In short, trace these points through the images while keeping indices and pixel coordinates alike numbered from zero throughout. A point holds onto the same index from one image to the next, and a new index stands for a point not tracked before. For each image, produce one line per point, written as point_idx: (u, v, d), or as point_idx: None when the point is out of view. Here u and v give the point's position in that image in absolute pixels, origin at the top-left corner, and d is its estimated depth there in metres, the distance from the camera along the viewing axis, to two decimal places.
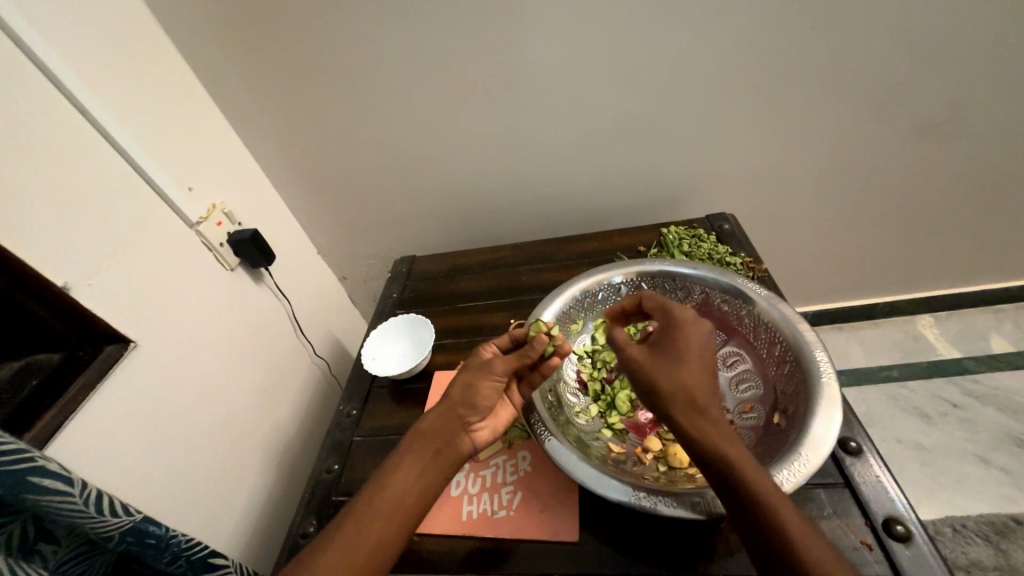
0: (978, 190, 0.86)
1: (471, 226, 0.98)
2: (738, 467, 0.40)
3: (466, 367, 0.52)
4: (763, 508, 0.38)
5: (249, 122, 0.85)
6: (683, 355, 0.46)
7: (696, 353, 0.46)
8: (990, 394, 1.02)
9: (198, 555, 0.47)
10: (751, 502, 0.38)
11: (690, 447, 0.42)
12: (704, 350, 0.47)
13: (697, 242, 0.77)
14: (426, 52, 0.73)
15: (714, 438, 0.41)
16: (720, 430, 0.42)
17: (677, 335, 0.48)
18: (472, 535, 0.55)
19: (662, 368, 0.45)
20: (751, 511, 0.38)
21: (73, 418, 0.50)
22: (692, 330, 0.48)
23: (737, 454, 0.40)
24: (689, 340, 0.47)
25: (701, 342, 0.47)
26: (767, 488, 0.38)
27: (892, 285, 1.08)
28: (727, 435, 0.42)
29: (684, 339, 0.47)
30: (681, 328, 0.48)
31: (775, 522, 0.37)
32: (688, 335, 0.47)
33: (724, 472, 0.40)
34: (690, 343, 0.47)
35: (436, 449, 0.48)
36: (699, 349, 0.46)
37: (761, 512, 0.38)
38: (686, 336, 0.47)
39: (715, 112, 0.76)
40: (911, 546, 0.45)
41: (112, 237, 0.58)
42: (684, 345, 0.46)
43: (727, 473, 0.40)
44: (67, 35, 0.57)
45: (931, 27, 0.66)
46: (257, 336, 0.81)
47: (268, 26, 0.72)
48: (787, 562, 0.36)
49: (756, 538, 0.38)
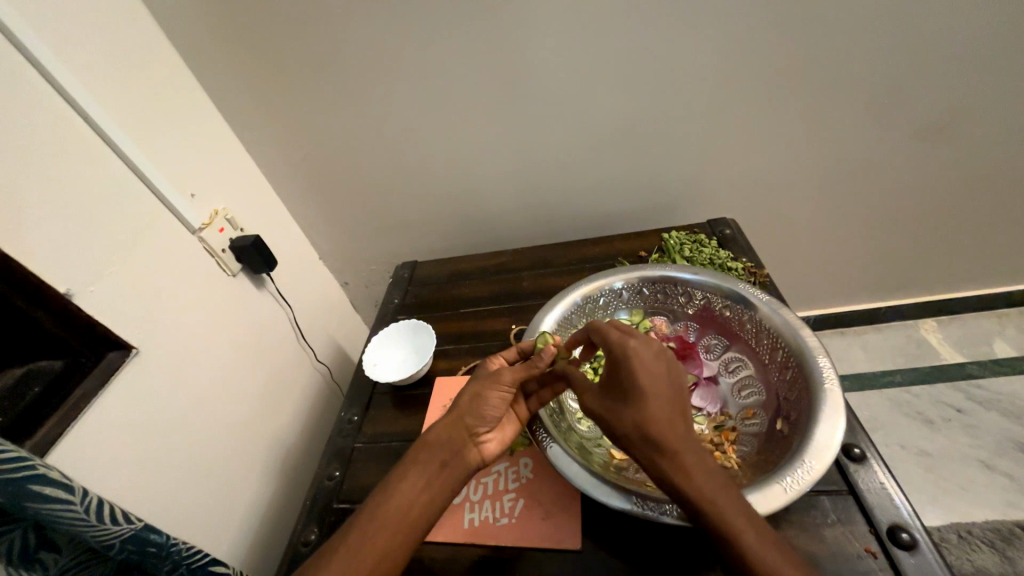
0: (980, 194, 0.86)
1: (473, 231, 0.98)
2: (703, 501, 0.39)
3: (474, 377, 0.52)
4: (731, 544, 0.37)
5: (252, 128, 0.85)
6: (632, 395, 0.43)
7: (648, 389, 0.43)
8: (994, 399, 1.01)
9: (198, 563, 0.47)
10: (719, 537, 0.38)
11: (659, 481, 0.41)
12: (654, 384, 0.43)
13: (698, 246, 0.77)
14: (428, 59, 0.73)
15: (676, 479, 0.40)
16: (679, 464, 0.40)
17: (622, 372, 0.45)
18: (474, 542, 0.55)
19: (616, 415, 0.44)
20: (722, 546, 0.38)
21: (74, 426, 0.50)
22: (639, 363, 0.44)
23: (700, 488, 0.39)
24: (635, 377, 0.44)
25: (650, 377, 0.44)
26: (733, 522, 0.37)
27: (894, 289, 1.08)
28: (689, 469, 0.40)
29: (629, 377, 0.44)
30: (623, 367, 0.45)
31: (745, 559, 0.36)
32: (631, 371, 0.44)
33: (691, 508, 0.39)
34: (637, 379, 0.44)
35: (443, 459, 0.47)
36: (648, 382, 0.43)
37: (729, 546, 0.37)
38: (629, 374, 0.44)
39: (715, 118, 0.77)
40: (916, 554, 0.45)
41: (116, 243, 0.59)
42: (632, 385, 0.44)
43: (692, 507, 0.39)
44: (71, 45, 0.57)
45: (931, 32, 0.66)
46: (258, 341, 0.81)
47: (271, 34, 0.73)
48: None
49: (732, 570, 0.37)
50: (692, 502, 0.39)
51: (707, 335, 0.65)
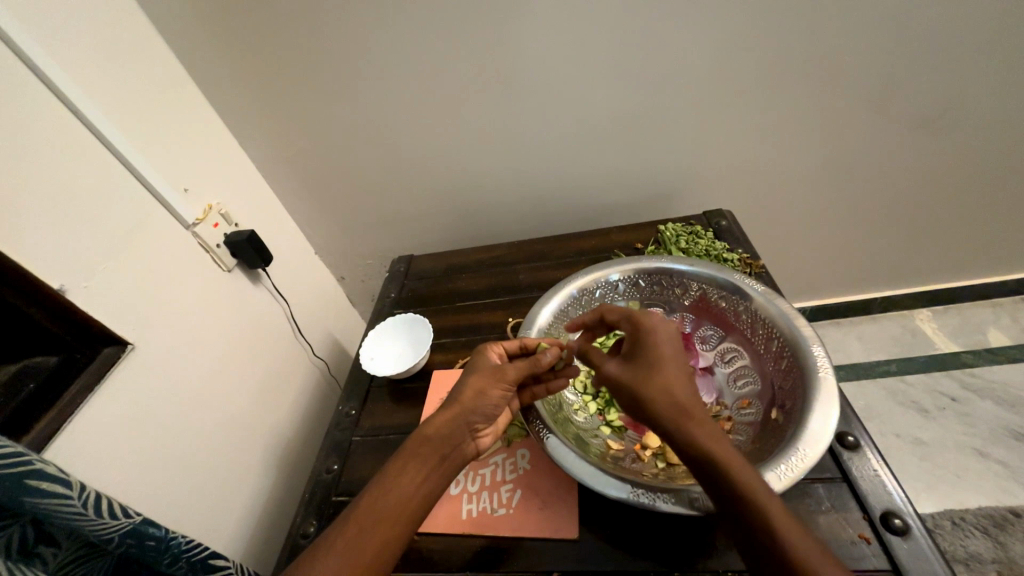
0: (975, 184, 0.86)
1: (469, 225, 0.98)
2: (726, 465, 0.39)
3: (479, 372, 0.52)
4: (752, 506, 0.37)
5: (246, 123, 0.84)
6: (656, 361, 0.46)
7: (672, 359, 0.46)
8: (988, 388, 1.02)
9: (197, 556, 0.47)
10: (739, 500, 0.38)
11: (680, 443, 0.42)
12: (675, 355, 0.47)
13: (694, 238, 0.77)
14: (423, 51, 0.72)
15: (702, 439, 0.41)
16: (707, 431, 0.41)
17: (647, 342, 0.48)
18: (472, 533, 0.55)
19: (645, 379, 0.45)
20: (740, 509, 0.38)
21: (71, 421, 0.50)
22: (664, 337, 0.48)
23: (726, 455, 0.40)
24: (661, 346, 0.47)
25: (673, 350, 0.47)
26: (752, 486, 0.38)
27: (889, 280, 1.09)
28: (714, 432, 0.41)
29: (653, 343, 0.47)
30: (650, 336, 0.48)
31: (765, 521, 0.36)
32: (657, 339, 0.48)
33: (713, 472, 0.39)
34: (661, 348, 0.47)
35: (441, 454, 0.48)
36: (671, 352, 0.47)
37: (748, 509, 0.37)
38: (655, 345, 0.47)
39: (711, 109, 0.76)
40: (908, 539, 0.45)
41: (109, 238, 0.58)
42: (658, 351, 0.47)
43: (711, 468, 0.39)
44: (62, 40, 0.57)
45: (925, 22, 0.66)
46: (255, 336, 0.81)
47: (264, 29, 0.72)
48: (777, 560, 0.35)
49: (748, 538, 0.37)
50: (710, 463, 0.40)
51: (703, 326, 0.65)
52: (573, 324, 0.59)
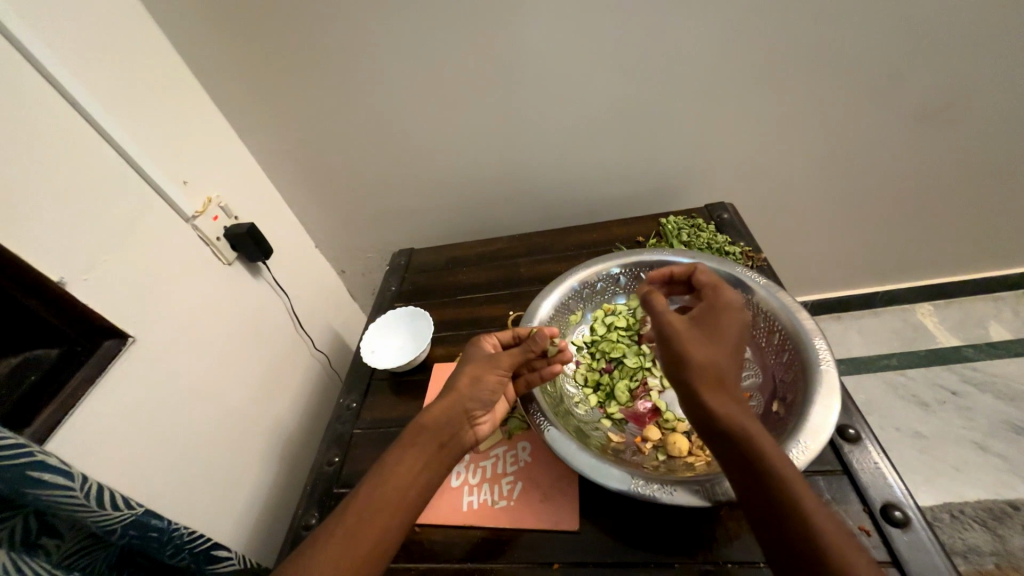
0: (979, 177, 0.85)
1: (469, 218, 0.98)
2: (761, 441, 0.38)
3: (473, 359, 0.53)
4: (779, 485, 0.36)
5: (245, 116, 0.84)
6: (723, 334, 0.45)
7: (740, 340, 0.45)
8: (989, 381, 1.02)
9: (200, 547, 0.48)
10: (767, 479, 0.37)
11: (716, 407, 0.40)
12: (743, 337, 0.46)
13: (696, 231, 0.77)
14: (422, 43, 0.72)
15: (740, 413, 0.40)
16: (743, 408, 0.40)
17: (723, 315, 0.46)
18: (473, 525, 0.55)
19: (707, 343, 0.43)
20: (768, 487, 0.36)
21: (72, 414, 0.50)
22: (738, 316, 0.47)
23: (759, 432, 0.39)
24: (736, 325, 0.46)
25: (743, 332, 0.46)
26: (784, 468, 0.37)
27: (891, 274, 1.08)
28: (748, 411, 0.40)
29: (724, 319, 0.46)
30: (729, 311, 0.47)
31: (799, 509, 0.35)
32: (733, 316, 0.46)
33: (743, 446, 0.38)
34: (731, 324, 0.46)
35: (440, 442, 0.48)
36: (737, 330, 0.45)
37: (777, 487, 0.36)
38: (729, 318, 0.46)
39: (713, 102, 0.76)
40: (908, 531, 0.45)
41: (108, 231, 0.58)
42: (726, 325, 0.45)
43: (746, 448, 0.38)
44: (61, 32, 0.56)
45: (931, 13, 0.65)
46: (256, 330, 0.81)
47: (263, 21, 0.71)
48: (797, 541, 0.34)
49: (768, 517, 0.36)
50: (743, 442, 0.38)
51: None
52: (660, 275, 0.58)
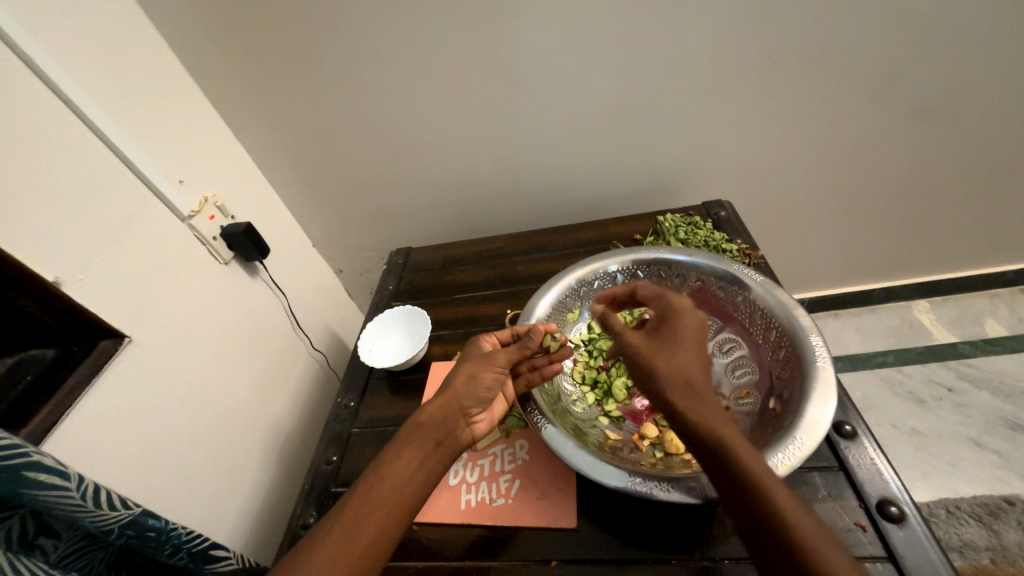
0: (975, 175, 0.86)
1: (467, 217, 0.98)
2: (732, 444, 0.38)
3: (470, 357, 0.53)
4: (752, 486, 0.36)
5: (242, 116, 0.84)
6: (677, 341, 0.47)
7: (695, 339, 0.47)
8: (985, 378, 1.03)
9: (198, 546, 0.48)
10: (741, 482, 0.37)
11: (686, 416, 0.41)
12: (699, 336, 0.48)
13: (693, 229, 0.77)
14: (419, 41, 0.72)
15: (709, 418, 0.40)
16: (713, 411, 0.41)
17: (675, 322, 0.49)
18: (470, 523, 0.55)
19: (662, 353, 0.46)
20: (742, 491, 0.37)
21: (69, 414, 0.50)
22: (689, 318, 0.49)
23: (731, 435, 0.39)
24: (686, 326, 0.48)
25: (698, 330, 0.48)
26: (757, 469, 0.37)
27: (888, 271, 1.09)
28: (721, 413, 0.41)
29: (676, 324, 0.49)
30: (679, 316, 0.49)
31: (766, 503, 0.35)
32: (684, 320, 0.49)
33: (715, 450, 0.39)
34: (684, 329, 0.48)
35: (436, 440, 0.48)
36: (694, 333, 0.48)
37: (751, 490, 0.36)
38: (681, 322, 0.49)
39: (710, 100, 0.76)
40: (904, 527, 0.46)
41: (104, 231, 0.58)
42: (679, 330, 0.48)
43: (712, 446, 0.39)
44: (56, 32, 0.56)
45: (928, 10, 0.65)
46: (253, 329, 0.81)
47: (259, 21, 0.71)
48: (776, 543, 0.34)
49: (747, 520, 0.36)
50: (714, 446, 0.39)
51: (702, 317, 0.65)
52: (602, 297, 0.61)
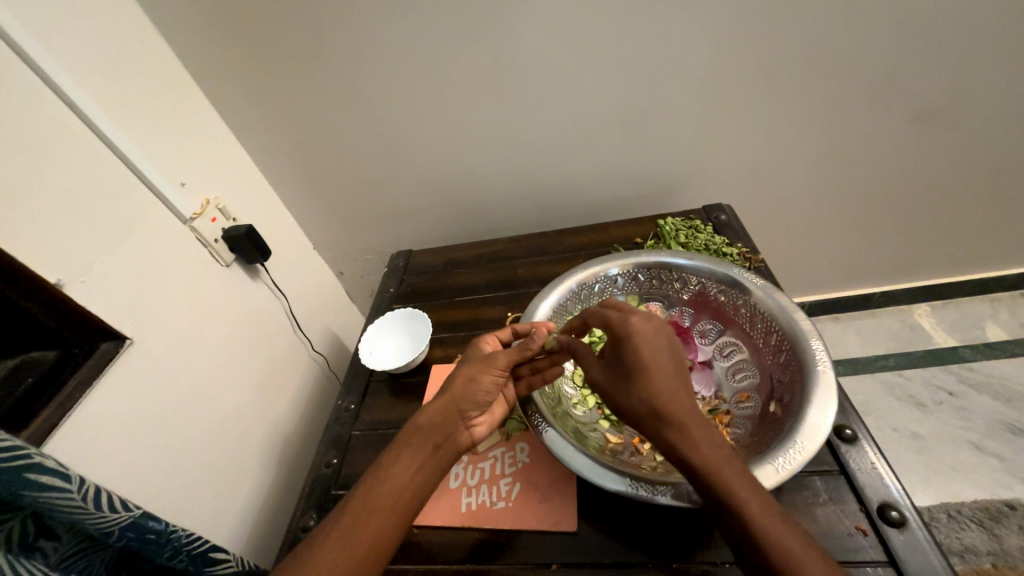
0: (975, 179, 0.86)
1: (468, 220, 0.98)
2: (710, 474, 0.39)
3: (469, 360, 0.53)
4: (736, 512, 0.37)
5: (244, 119, 0.84)
6: (638, 372, 0.43)
7: (651, 363, 0.43)
8: (986, 382, 1.03)
9: (197, 549, 0.48)
10: (725, 508, 0.38)
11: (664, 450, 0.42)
12: (654, 358, 0.44)
13: (694, 232, 0.77)
14: (421, 45, 0.72)
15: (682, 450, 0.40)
16: (686, 439, 0.40)
17: (625, 348, 0.45)
18: (471, 526, 0.55)
19: (622, 390, 0.44)
20: (727, 516, 0.38)
21: (70, 416, 0.50)
22: (641, 340, 0.45)
23: (708, 462, 0.39)
24: (637, 352, 0.44)
25: (653, 352, 0.44)
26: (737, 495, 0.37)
27: (888, 275, 1.09)
28: (694, 440, 0.40)
29: (633, 350, 0.44)
30: (627, 341, 0.45)
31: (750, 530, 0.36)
32: (632, 347, 0.45)
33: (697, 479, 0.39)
34: (643, 354, 0.44)
35: (435, 443, 0.48)
36: (651, 359, 0.44)
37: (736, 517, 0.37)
38: (631, 349, 0.45)
39: (711, 103, 0.76)
40: (905, 531, 0.46)
41: (107, 233, 0.58)
42: (630, 359, 0.44)
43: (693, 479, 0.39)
44: (61, 36, 0.56)
45: (927, 15, 0.65)
46: (254, 331, 0.81)
47: (262, 25, 0.72)
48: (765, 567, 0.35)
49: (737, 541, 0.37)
50: (697, 475, 0.39)
51: (702, 321, 0.65)
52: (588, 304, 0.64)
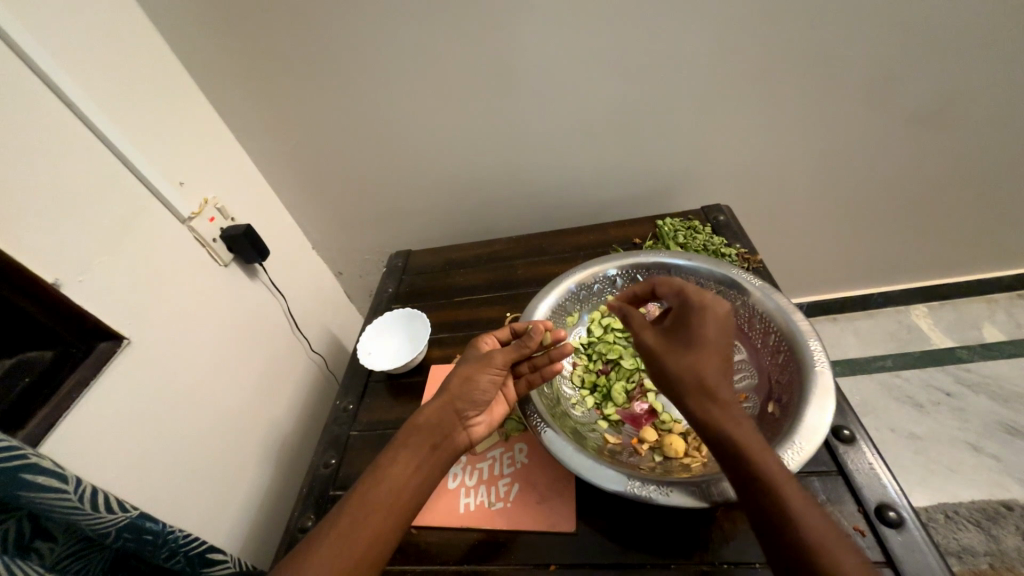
0: (972, 180, 0.86)
1: (467, 220, 0.98)
2: (747, 449, 0.39)
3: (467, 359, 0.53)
4: (766, 491, 0.37)
5: (242, 118, 0.84)
6: (698, 344, 0.45)
7: (714, 342, 0.45)
8: (983, 383, 1.03)
9: (195, 550, 0.48)
10: (755, 485, 0.38)
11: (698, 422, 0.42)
12: (720, 339, 0.46)
13: (692, 233, 0.77)
14: (419, 46, 0.72)
15: (724, 419, 0.41)
16: (728, 411, 0.41)
17: (696, 321, 0.47)
18: (470, 527, 0.55)
19: (677, 355, 0.45)
20: (756, 494, 0.38)
21: (67, 417, 0.49)
22: (713, 317, 0.47)
23: (744, 437, 0.40)
24: (707, 328, 0.46)
25: (718, 333, 0.46)
26: (771, 472, 0.38)
27: (886, 275, 1.09)
28: (736, 415, 0.41)
29: (701, 327, 0.46)
30: (699, 317, 0.47)
31: (780, 506, 0.37)
32: (705, 321, 0.46)
33: (731, 453, 0.40)
34: (708, 331, 0.46)
35: (432, 443, 0.48)
36: (716, 337, 0.46)
37: (764, 494, 0.37)
38: (703, 323, 0.46)
39: (708, 105, 0.76)
40: (903, 532, 0.46)
41: (104, 233, 0.58)
42: (703, 331, 0.46)
43: (729, 451, 0.40)
44: (59, 36, 0.56)
45: (924, 17, 0.66)
46: (252, 331, 0.81)
47: (261, 25, 0.71)
48: (792, 545, 0.35)
49: (763, 522, 0.37)
50: (733, 448, 0.40)
51: None
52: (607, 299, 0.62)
